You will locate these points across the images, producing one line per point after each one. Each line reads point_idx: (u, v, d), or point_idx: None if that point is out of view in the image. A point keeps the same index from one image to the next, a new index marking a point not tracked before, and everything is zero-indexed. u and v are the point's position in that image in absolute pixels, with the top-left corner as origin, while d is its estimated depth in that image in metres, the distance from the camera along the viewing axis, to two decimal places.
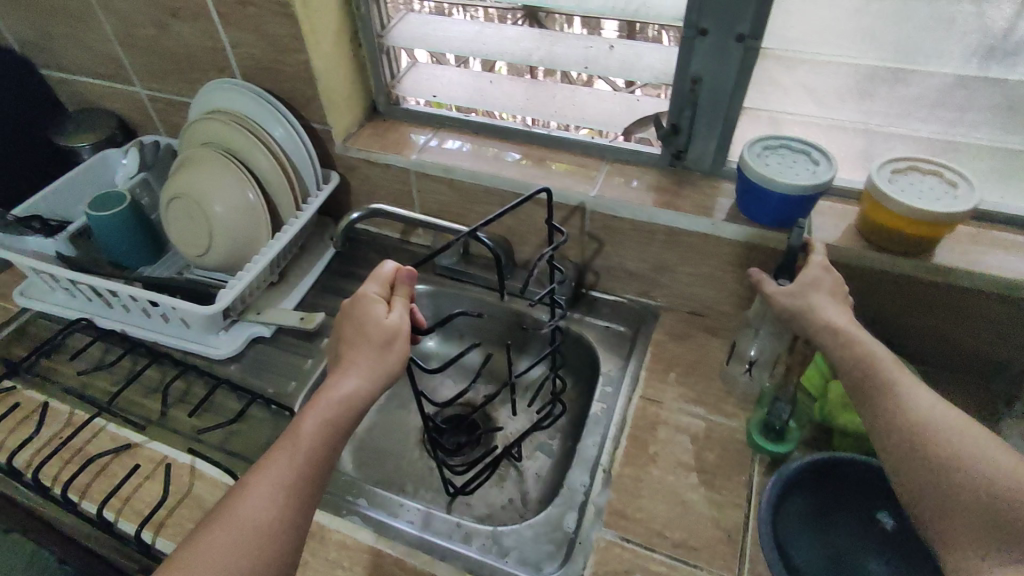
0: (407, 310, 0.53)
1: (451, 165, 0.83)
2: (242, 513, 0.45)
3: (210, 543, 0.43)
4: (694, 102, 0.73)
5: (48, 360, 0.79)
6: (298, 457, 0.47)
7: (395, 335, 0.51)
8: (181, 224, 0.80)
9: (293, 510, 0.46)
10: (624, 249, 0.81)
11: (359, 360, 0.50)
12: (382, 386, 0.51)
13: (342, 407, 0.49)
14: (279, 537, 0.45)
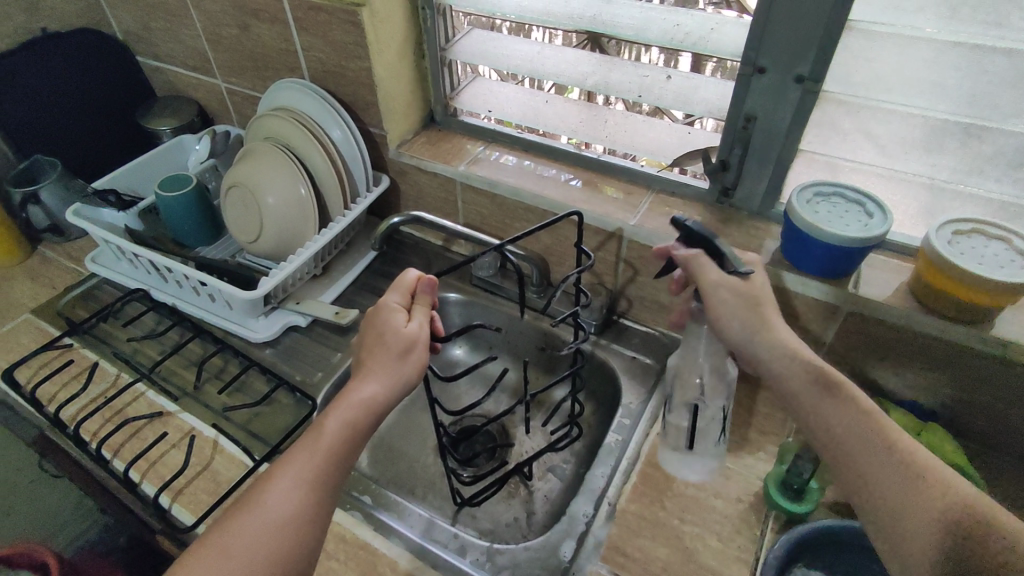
0: (427, 320, 0.53)
1: (496, 180, 0.84)
2: (267, 508, 0.45)
3: (235, 538, 0.44)
4: (746, 141, 0.71)
5: (105, 323, 0.85)
6: (320, 458, 0.47)
7: (416, 343, 0.51)
8: (237, 210, 0.84)
9: (315, 507, 0.46)
10: (659, 282, 0.80)
11: (379, 368, 0.50)
12: (402, 391, 0.50)
13: (364, 410, 0.49)
14: (303, 533, 0.45)
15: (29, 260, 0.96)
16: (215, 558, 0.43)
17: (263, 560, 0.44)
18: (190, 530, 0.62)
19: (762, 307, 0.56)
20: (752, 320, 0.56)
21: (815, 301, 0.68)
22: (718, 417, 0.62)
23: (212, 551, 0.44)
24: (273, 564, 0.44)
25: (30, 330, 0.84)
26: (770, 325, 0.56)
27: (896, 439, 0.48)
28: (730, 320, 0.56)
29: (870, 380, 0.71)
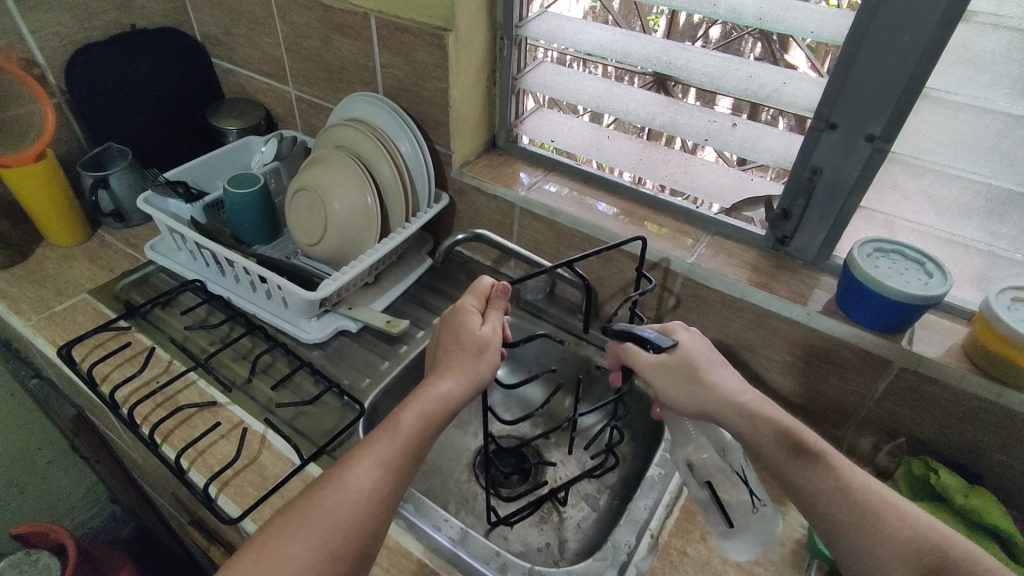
0: (501, 323, 0.58)
1: (554, 207, 0.87)
2: (347, 483, 0.47)
3: (317, 508, 0.46)
4: (810, 192, 0.73)
5: (160, 310, 0.87)
6: (399, 443, 0.50)
7: (490, 344, 0.56)
8: (304, 213, 0.87)
9: (390, 490, 0.48)
10: (708, 320, 0.81)
11: (455, 366, 0.54)
12: (474, 389, 0.54)
13: (439, 403, 0.52)
14: (377, 512, 0.47)
15: (90, 243, 0.98)
16: (298, 523, 0.46)
17: (339, 528, 0.46)
18: (236, 522, 0.63)
19: (696, 369, 0.58)
20: (691, 387, 0.58)
21: (867, 353, 0.69)
22: (739, 477, 0.56)
23: (294, 519, 0.46)
24: (348, 537, 0.46)
25: (87, 310, 0.86)
26: (711, 387, 0.57)
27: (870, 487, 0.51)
28: (672, 392, 0.58)
29: (915, 438, 0.72)
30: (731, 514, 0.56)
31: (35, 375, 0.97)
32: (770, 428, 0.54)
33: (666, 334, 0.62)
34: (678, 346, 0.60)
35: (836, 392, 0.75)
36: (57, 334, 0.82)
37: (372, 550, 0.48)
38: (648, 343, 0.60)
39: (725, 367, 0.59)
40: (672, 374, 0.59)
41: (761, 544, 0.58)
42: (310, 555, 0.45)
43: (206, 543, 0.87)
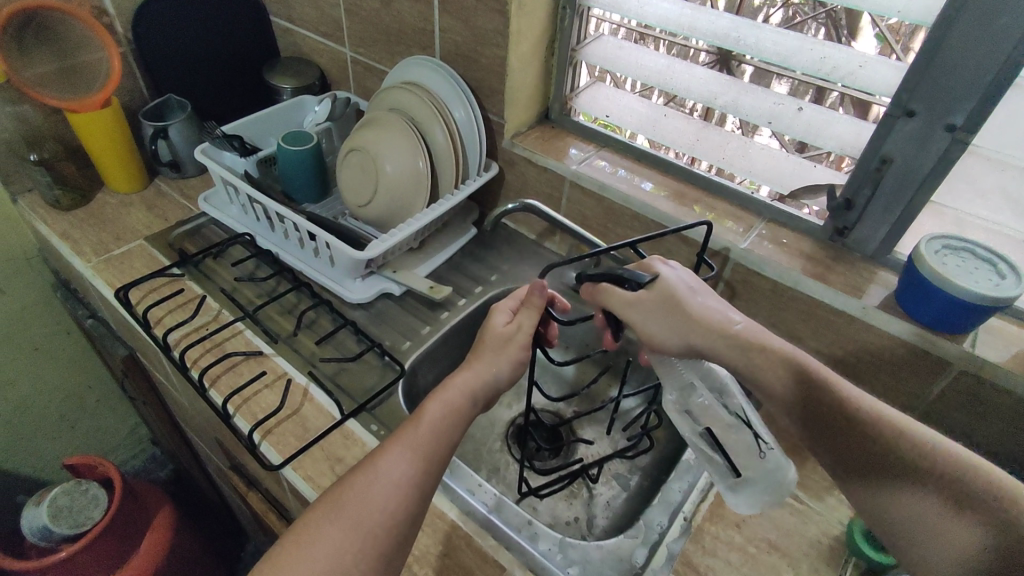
0: (530, 323, 0.59)
1: (606, 183, 0.85)
2: (379, 467, 0.49)
3: (352, 493, 0.47)
4: (876, 182, 0.70)
5: (211, 260, 0.90)
6: (426, 430, 0.51)
7: (512, 339, 0.58)
8: (355, 174, 0.88)
9: (424, 473, 0.49)
10: (756, 308, 0.80)
11: (480, 360, 0.57)
12: (494, 382, 0.57)
13: (464, 395, 0.54)
14: (412, 494, 0.48)
15: (147, 191, 1.01)
16: (336, 507, 0.47)
17: (373, 510, 0.47)
18: (277, 469, 0.64)
19: (679, 302, 0.57)
20: (676, 321, 0.57)
21: (923, 354, 0.67)
22: (735, 420, 0.52)
23: (332, 502, 0.47)
24: (384, 518, 0.47)
25: (143, 256, 0.89)
26: (698, 320, 0.56)
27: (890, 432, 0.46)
28: (656, 328, 0.57)
29: (970, 445, 0.68)
30: (732, 460, 0.53)
31: (90, 314, 1.01)
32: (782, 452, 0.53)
33: (645, 269, 0.61)
34: (656, 279, 0.59)
35: (884, 390, 0.73)
36: (114, 277, 0.85)
37: (410, 533, 0.48)
38: (624, 280, 0.59)
39: (708, 296, 0.58)
40: (654, 309, 0.58)
41: (774, 497, 0.52)
42: (348, 537, 0.46)
43: (245, 489, 0.90)
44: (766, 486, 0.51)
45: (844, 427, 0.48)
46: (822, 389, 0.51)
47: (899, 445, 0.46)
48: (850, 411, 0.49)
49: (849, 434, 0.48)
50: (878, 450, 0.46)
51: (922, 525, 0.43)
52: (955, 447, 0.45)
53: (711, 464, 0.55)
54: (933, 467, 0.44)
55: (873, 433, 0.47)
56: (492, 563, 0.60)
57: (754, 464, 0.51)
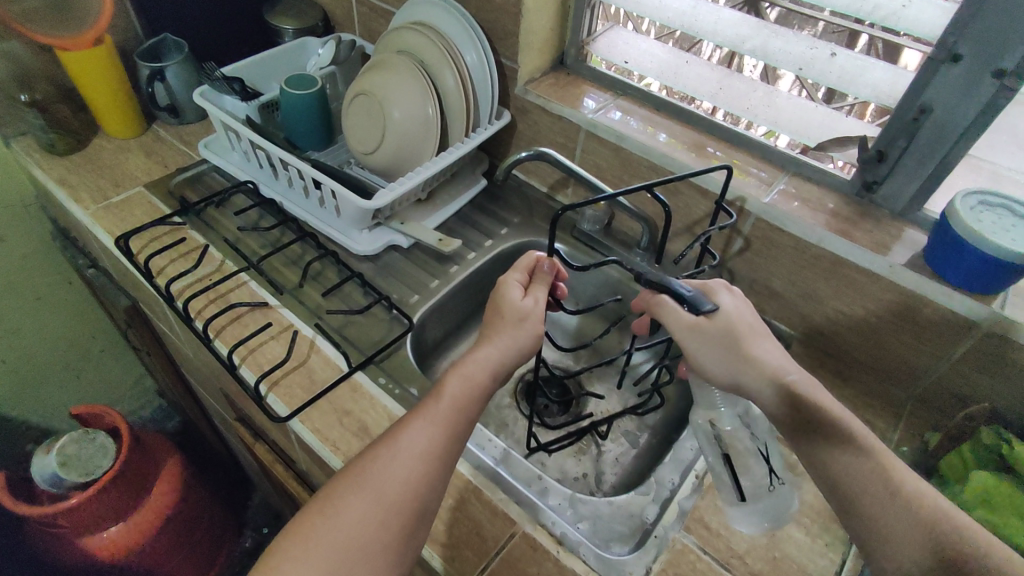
0: (544, 296, 0.57)
1: (623, 133, 0.81)
2: (401, 439, 0.47)
3: (374, 465, 0.46)
4: (912, 134, 0.66)
5: (214, 209, 0.87)
6: (445, 402, 0.50)
7: (529, 315, 0.55)
8: (362, 120, 0.84)
9: (446, 446, 0.48)
10: (776, 265, 0.77)
11: (498, 333, 0.54)
12: (514, 357, 0.54)
13: (484, 367, 0.52)
14: (434, 469, 0.47)
15: (145, 136, 0.98)
16: (358, 478, 0.46)
17: (396, 482, 0.46)
18: (284, 421, 0.63)
19: (737, 339, 0.55)
20: (729, 358, 0.55)
21: (949, 313, 0.64)
22: (757, 451, 0.58)
23: (354, 472, 0.46)
24: (406, 490, 0.46)
25: (143, 203, 0.86)
26: (749, 361, 0.55)
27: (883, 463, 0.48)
28: (706, 359, 0.56)
29: (991, 408, 0.67)
30: (748, 487, 0.57)
31: (91, 264, 0.99)
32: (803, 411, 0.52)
33: (707, 293, 0.58)
34: (718, 310, 0.56)
35: (905, 351, 0.71)
36: (114, 225, 0.82)
37: (433, 504, 0.47)
38: (684, 300, 0.56)
39: (769, 340, 0.56)
40: (711, 341, 0.56)
41: (768, 524, 0.59)
42: (371, 508, 0.45)
43: (251, 440, 0.89)
44: (770, 509, 0.58)
45: (857, 483, 0.47)
46: (828, 423, 0.50)
47: (912, 511, 0.45)
48: (864, 469, 0.47)
49: (861, 488, 0.47)
50: (887, 513, 0.45)
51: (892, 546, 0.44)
52: (964, 519, 0.44)
53: (721, 486, 0.58)
54: (938, 537, 0.43)
55: (887, 492, 0.46)
56: (502, 517, 0.59)
57: (764, 492, 0.58)
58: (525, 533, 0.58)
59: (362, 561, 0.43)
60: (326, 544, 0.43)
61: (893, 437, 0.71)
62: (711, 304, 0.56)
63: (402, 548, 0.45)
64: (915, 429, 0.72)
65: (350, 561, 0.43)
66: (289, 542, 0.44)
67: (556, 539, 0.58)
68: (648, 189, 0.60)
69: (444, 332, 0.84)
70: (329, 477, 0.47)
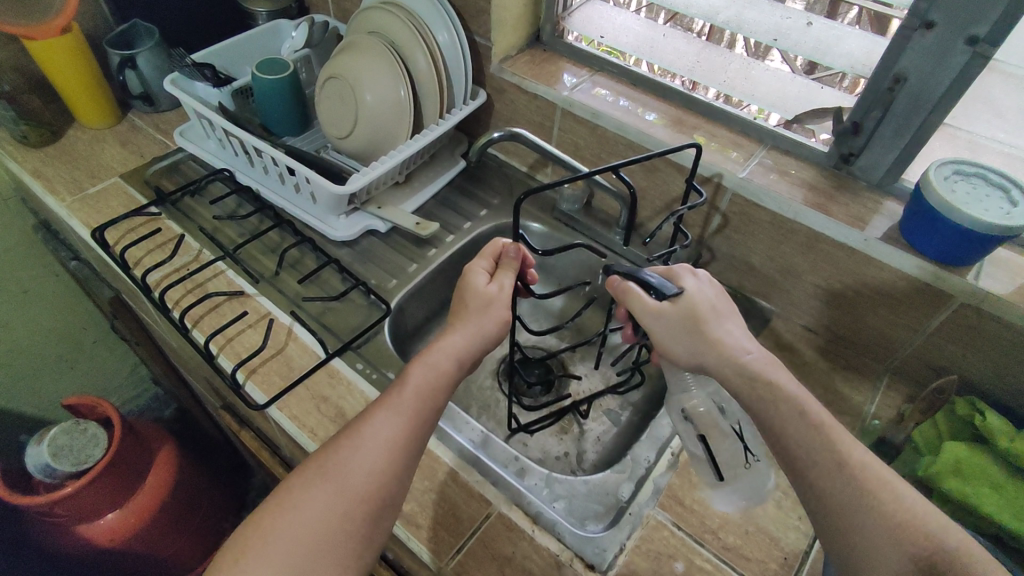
0: (510, 282, 0.57)
1: (599, 110, 0.80)
2: (365, 428, 0.48)
3: (339, 455, 0.47)
4: (887, 104, 0.65)
5: (190, 198, 0.87)
6: (410, 391, 0.50)
7: (494, 303, 0.55)
8: (335, 104, 0.83)
9: (411, 434, 0.48)
10: (754, 241, 0.77)
11: (462, 322, 0.55)
12: (479, 345, 0.54)
13: (449, 356, 0.52)
14: (400, 457, 0.47)
15: (121, 126, 0.97)
16: (322, 470, 0.46)
17: (360, 470, 0.46)
18: (262, 408, 0.64)
19: (699, 322, 0.55)
20: (693, 341, 0.55)
21: (923, 285, 0.64)
22: (731, 432, 0.56)
23: (320, 462, 0.47)
24: (371, 478, 0.46)
25: (119, 193, 0.86)
26: (712, 343, 0.54)
27: (850, 455, 0.46)
28: (672, 342, 0.56)
29: (966, 378, 0.67)
30: (722, 467, 0.57)
31: (73, 256, 0.99)
32: (769, 384, 0.52)
33: (672, 279, 0.59)
34: (681, 293, 0.56)
35: (882, 324, 0.71)
36: (90, 216, 0.82)
37: (400, 491, 0.47)
38: (651, 288, 0.56)
39: (730, 320, 0.56)
40: (675, 325, 0.56)
41: (746, 500, 0.59)
42: (336, 497, 0.45)
43: (237, 427, 0.90)
44: (748, 486, 0.59)
45: (823, 468, 0.46)
46: (797, 400, 0.50)
47: (874, 499, 0.44)
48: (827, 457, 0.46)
49: (823, 477, 0.46)
50: (851, 504, 0.44)
51: (864, 542, 0.43)
52: (921, 505, 0.44)
53: (699, 468, 0.59)
54: (894, 528, 0.43)
55: (848, 481, 0.45)
56: (478, 498, 0.60)
57: (738, 470, 0.58)
58: (500, 514, 0.59)
59: (328, 550, 0.43)
60: (289, 534, 0.43)
61: (872, 407, 0.72)
62: (674, 287, 0.56)
63: (368, 535, 0.45)
64: (892, 401, 0.72)
65: (313, 551, 0.43)
66: (252, 535, 0.44)
67: (531, 518, 0.59)
68: (618, 170, 0.59)
69: (424, 316, 0.85)
70: (296, 468, 0.47)
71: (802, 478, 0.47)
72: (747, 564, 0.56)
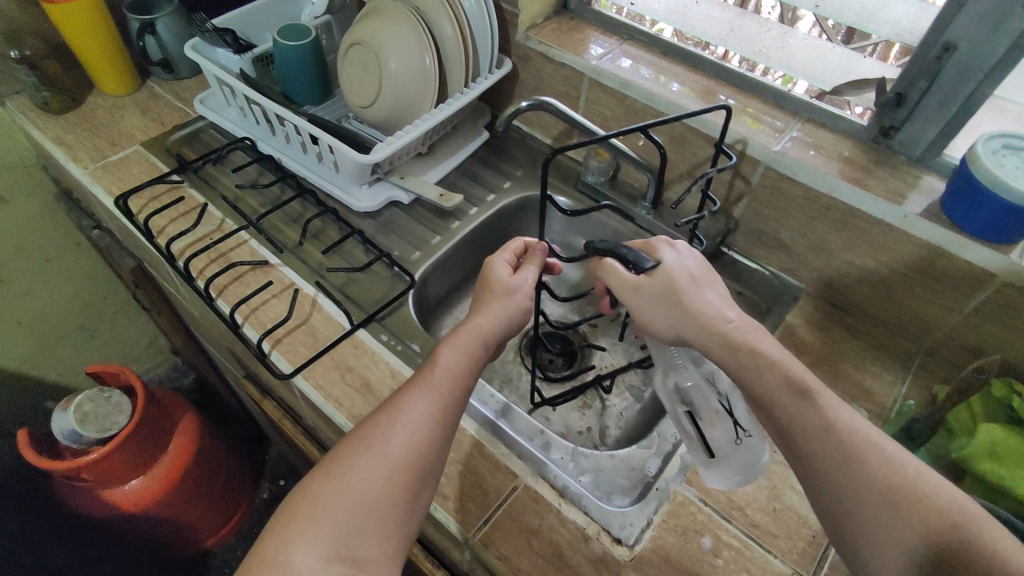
0: (534, 275, 0.56)
1: (629, 80, 0.78)
2: (401, 405, 0.47)
3: (376, 430, 0.46)
4: (934, 75, 0.62)
5: (212, 167, 0.86)
6: (443, 369, 0.50)
7: (520, 290, 0.55)
8: (357, 71, 0.82)
9: (447, 410, 0.48)
10: (785, 216, 0.75)
11: (491, 305, 0.54)
12: (507, 326, 0.54)
13: (480, 336, 0.52)
14: (437, 432, 0.47)
15: (140, 94, 0.96)
16: (362, 442, 0.46)
17: (398, 444, 0.45)
18: (287, 377, 0.64)
19: (677, 293, 0.53)
20: (670, 312, 0.53)
21: (962, 263, 0.62)
22: (722, 407, 0.56)
23: (356, 438, 0.46)
24: (409, 452, 0.45)
25: (140, 161, 0.85)
26: (691, 314, 0.52)
27: (850, 435, 0.45)
28: (651, 317, 0.55)
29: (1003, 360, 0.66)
30: (710, 441, 0.56)
31: (95, 225, 0.99)
32: (778, 367, 0.49)
33: (649, 252, 0.57)
34: (659, 266, 0.55)
35: (916, 303, 0.69)
36: (113, 184, 0.82)
37: (437, 466, 0.47)
38: (627, 262, 0.55)
39: (710, 289, 0.54)
40: (652, 299, 0.54)
41: (742, 476, 0.56)
42: (375, 470, 0.44)
43: (259, 397, 0.91)
44: (742, 463, 0.56)
45: (821, 454, 0.45)
46: None
47: (876, 478, 0.43)
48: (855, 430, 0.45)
49: (815, 443, 0.46)
50: (853, 487, 0.43)
51: (872, 526, 0.42)
52: (911, 468, 0.43)
53: (689, 445, 0.57)
54: (889, 492, 0.42)
55: (840, 445, 0.45)
56: (503, 470, 0.60)
57: (731, 446, 0.56)
58: (527, 486, 0.59)
59: (370, 521, 0.43)
60: (334, 504, 0.43)
61: (902, 387, 0.71)
62: (651, 260, 0.55)
63: (409, 508, 0.45)
64: (923, 382, 0.71)
65: (357, 519, 0.43)
66: (296, 508, 0.43)
67: (558, 491, 0.58)
68: (647, 130, 0.57)
69: (447, 289, 0.84)
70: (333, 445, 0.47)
71: (794, 452, 0.47)
72: (775, 542, 0.56)
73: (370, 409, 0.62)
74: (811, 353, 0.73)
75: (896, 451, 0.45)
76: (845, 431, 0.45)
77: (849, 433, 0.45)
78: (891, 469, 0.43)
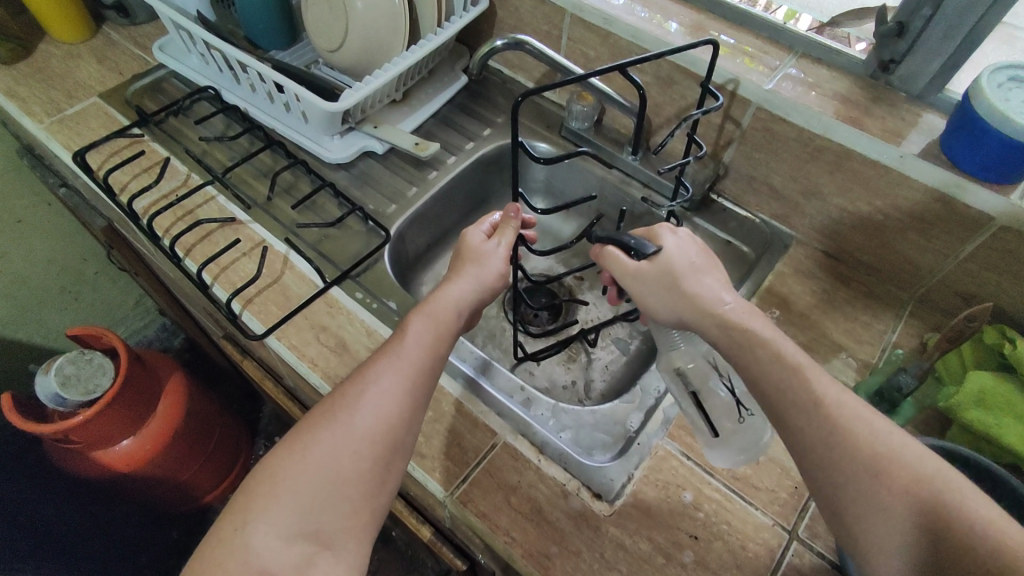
0: (510, 239, 0.54)
1: (612, 15, 0.73)
2: (369, 375, 0.46)
3: (343, 401, 0.45)
4: (939, 3, 0.58)
5: (175, 119, 0.81)
6: (414, 338, 0.48)
7: (494, 255, 0.53)
8: (323, 12, 0.76)
9: (418, 381, 0.46)
10: (776, 159, 0.71)
11: (464, 271, 0.52)
12: (481, 292, 0.52)
13: (453, 304, 0.50)
14: (407, 402, 0.45)
15: (96, 41, 0.90)
16: (329, 414, 0.44)
17: (365, 415, 0.44)
18: (260, 338, 0.62)
19: (676, 281, 0.50)
20: (669, 299, 0.51)
21: (959, 206, 0.59)
22: (723, 387, 0.54)
23: (322, 410, 0.45)
24: (377, 424, 0.44)
25: (100, 114, 0.81)
26: (688, 299, 0.50)
27: (831, 403, 0.43)
28: (651, 303, 0.52)
29: (998, 306, 0.64)
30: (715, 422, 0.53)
31: (61, 183, 0.95)
32: (748, 336, 0.47)
33: (650, 238, 0.54)
34: (660, 253, 0.52)
35: (910, 250, 0.67)
36: (71, 139, 0.77)
37: (409, 438, 0.46)
38: (630, 249, 0.52)
39: (710, 275, 0.51)
40: (650, 286, 0.52)
41: (747, 456, 0.54)
42: (342, 442, 0.43)
43: (239, 356, 0.89)
44: (745, 444, 0.54)
45: (805, 426, 0.43)
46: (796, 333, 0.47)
47: (860, 449, 0.41)
48: (822, 391, 0.43)
49: (801, 423, 0.43)
50: (840, 454, 0.41)
51: (857, 496, 0.40)
52: (896, 439, 0.41)
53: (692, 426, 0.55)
54: (873, 461, 0.40)
55: (839, 415, 0.42)
56: (483, 428, 0.59)
57: (734, 426, 0.54)
58: (506, 444, 0.58)
59: (337, 494, 0.42)
60: (298, 477, 0.42)
61: (892, 336, 0.68)
62: (653, 246, 0.52)
63: (379, 481, 0.43)
64: (917, 330, 0.69)
65: (322, 493, 0.42)
66: (260, 481, 0.42)
67: (537, 448, 0.58)
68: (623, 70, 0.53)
69: (426, 243, 0.81)
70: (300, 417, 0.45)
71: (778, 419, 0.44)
72: (757, 494, 0.55)
73: (344, 368, 0.61)
74: (801, 302, 0.71)
75: (879, 418, 0.43)
76: (823, 400, 0.43)
77: (835, 401, 0.43)
78: (872, 438, 0.41)
